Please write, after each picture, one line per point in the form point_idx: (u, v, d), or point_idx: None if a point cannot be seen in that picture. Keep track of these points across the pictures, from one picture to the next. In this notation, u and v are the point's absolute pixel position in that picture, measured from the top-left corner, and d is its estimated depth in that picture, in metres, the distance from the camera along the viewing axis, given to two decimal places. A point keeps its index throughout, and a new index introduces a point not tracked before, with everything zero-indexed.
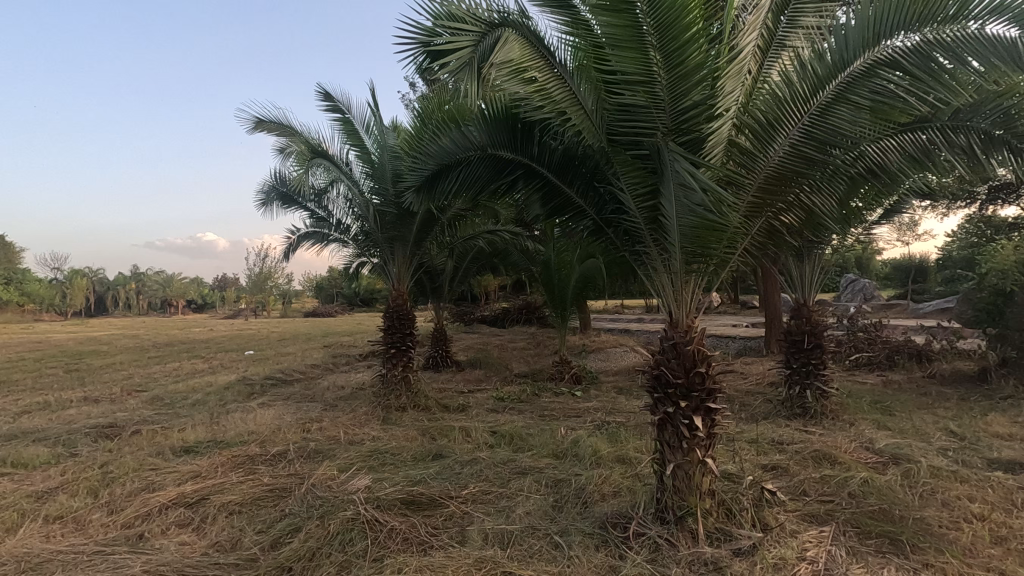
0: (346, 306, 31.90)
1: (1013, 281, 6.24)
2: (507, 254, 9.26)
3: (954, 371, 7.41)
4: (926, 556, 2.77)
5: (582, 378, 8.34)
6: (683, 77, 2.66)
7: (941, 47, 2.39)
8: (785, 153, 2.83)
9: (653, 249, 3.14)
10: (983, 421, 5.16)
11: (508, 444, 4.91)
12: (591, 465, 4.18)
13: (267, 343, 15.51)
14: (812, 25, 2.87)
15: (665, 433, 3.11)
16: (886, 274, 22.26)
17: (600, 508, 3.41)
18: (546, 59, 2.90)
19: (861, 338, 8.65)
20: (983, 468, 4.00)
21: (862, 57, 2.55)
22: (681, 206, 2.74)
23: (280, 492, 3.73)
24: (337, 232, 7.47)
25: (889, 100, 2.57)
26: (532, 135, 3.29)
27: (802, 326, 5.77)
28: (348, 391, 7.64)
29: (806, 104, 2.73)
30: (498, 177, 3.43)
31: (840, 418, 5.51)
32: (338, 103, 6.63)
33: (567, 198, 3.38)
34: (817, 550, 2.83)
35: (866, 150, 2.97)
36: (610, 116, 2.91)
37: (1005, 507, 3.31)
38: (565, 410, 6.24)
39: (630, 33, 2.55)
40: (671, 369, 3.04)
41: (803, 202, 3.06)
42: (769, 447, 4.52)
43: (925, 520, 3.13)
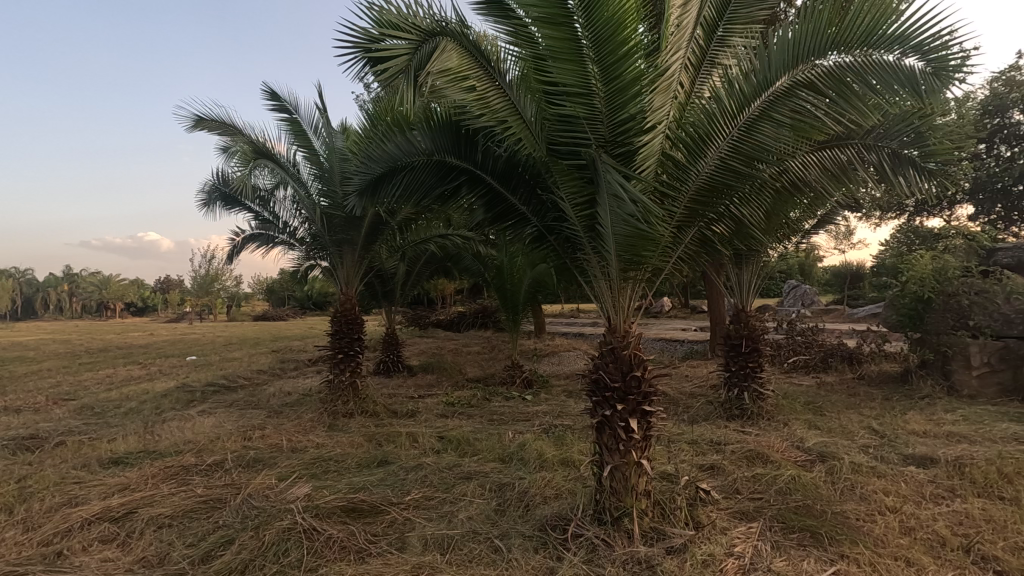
0: (297, 308, 31.09)
1: (931, 288, 6.75)
2: (460, 258, 9.25)
3: (880, 372, 7.88)
4: (842, 547, 2.95)
5: (534, 382, 8.41)
6: (620, 90, 2.76)
7: (852, 72, 2.61)
8: (715, 166, 2.94)
9: (592, 257, 3.21)
10: (903, 420, 5.51)
11: (454, 448, 4.91)
12: (535, 468, 4.24)
13: (211, 348, 14.94)
14: (740, 44, 3.00)
15: (604, 436, 3.20)
16: (825, 281, 23.41)
17: (541, 511, 3.47)
18: (485, 68, 2.94)
19: (798, 342, 9.08)
20: (899, 463, 4.28)
21: (783, 77, 2.71)
22: (615, 216, 2.81)
23: (214, 503, 3.61)
24: (283, 234, 7.27)
25: (808, 119, 2.74)
26: (476, 142, 3.32)
27: (740, 331, 6.03)
28: (295, 398, 7.45)
29: (735, 120, 2.85)
30: (443, 183, 3.45)
31: (775, 418, 5.76)
32: (286, 102, 6.49)
33: (511, 206, 3.43)
34: (744, 546, 2.97)
35: (789, 165, 3.15)
36: (551, 126, 2.98)
37: (916, 500, 3.55)
38: (514, 415, 6.28)
39: (568, 45, 2.65)
40: (609, 372, 3.14)
41: (732, 214, 3.19)
42: (707, 448, 4.70)
43: (843, 514, 3.34)
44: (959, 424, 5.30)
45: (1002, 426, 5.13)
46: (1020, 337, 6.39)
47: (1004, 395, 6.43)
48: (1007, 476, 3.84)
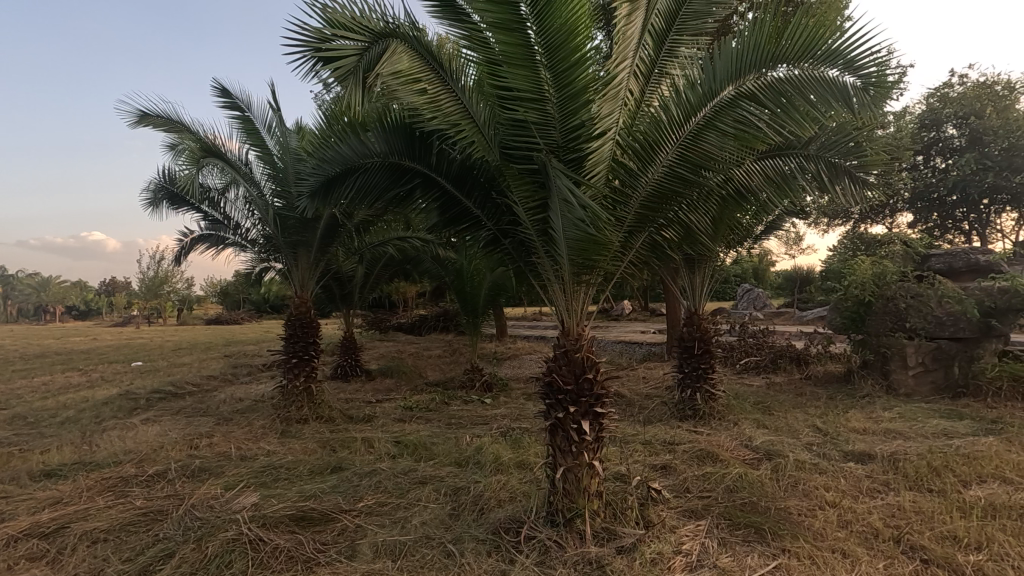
0: (253, 312, 30.16)
1: (871, 292, 7.15)
2: (420, 260, 9.18)
3: (826, 372, 8.23)
4: (784, 542, 3.06)
5: (494, 385, 8.41)
6: (571, 96, 2.80)
7: (790, 85, 2.74)
8: (663, 173, 3.01)
9: (545, 260, 3.25)
10: (845, 418, 5.76)
11: (410, 453, 4.86)
12: (491, 471, 4.24)
13: (159, 353, 14.32)
14: (688, 54, 3.08)
15: (557, 438, 3.23)
16: (777, 285, 24.31)
17: (495, 514, 3.47)
18: (437, 72, 2.94)
19: (750, 344, 9.40)
20: (839, 460, 4.47)
21: (727, 88, 2.81)
22: (565, 220, 2.84)
23: (155, 515, 3.46)
24: (235, 235, 7.04)
25: (750, 129, 2.85)
26: (430, 144, 3.31)
27: (693, 333, 6.17)
28: (246, 404, 7.21)
29: (681, 128, 2.93)
30: (396, 185, 3.42)
31: (725, 418, 5.94)
32: (237, 100, 6.31)
33: (465, 209, 3.43)
34: (692, 543, 3.05)
35: (734, 173, 3.26)
36: (505, 130, 3.00)
37: (853, 494, 3.72)
38: (472, 418, 6.27)
39: (521, 51, 2.67)
40: (562, 375, 3.17)
41: (681, 219, 3.28)
42: (661, 448, 4.81)
43: (786, 510, 3.47)
44: (895, 421, 5.59)
45: (933, 422, 5.43)
46: (952, 338, 6.74)
47: (937, 393, 6.80)
48: (936, 469, 4.07)
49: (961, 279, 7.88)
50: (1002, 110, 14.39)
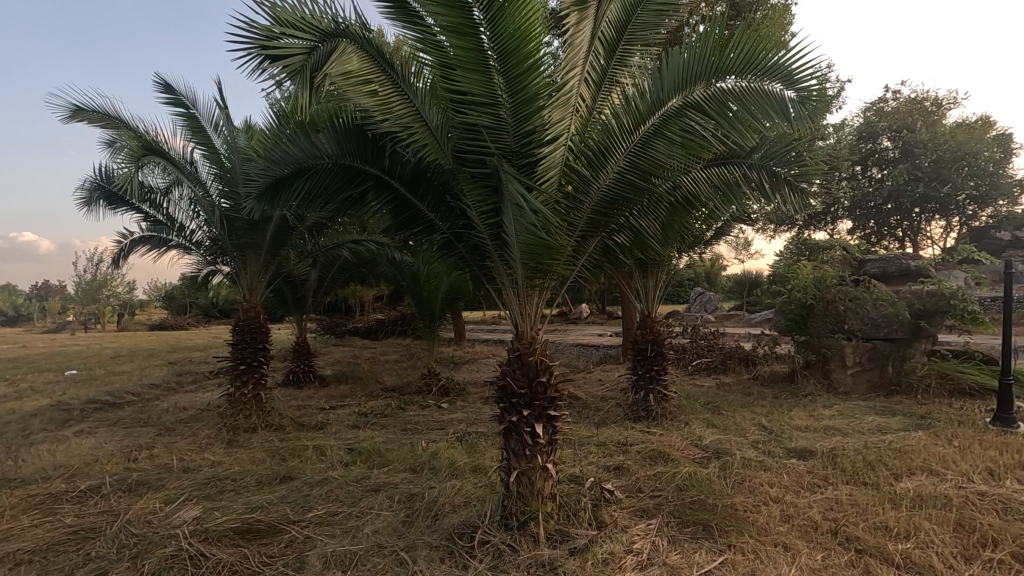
0: (201, 317, 28.95)
1: (812, 295, 7.49)
2: (376, 264, 9.04)
3: (772, 372, 8.55)
4: (730, 537, 3.16)
5: (450, 390, 8.36)
6: (523, 102, 2.82)
7: (733, 97, 2.85)
8: (614, 179, 3.08)
9: (499, 264, 3.25)
10: (788, 416, 6.01)
11: (364, 460, 4.77)
12: (447, 476, 4.21)
13: (96, 361, 13.54)
14: (637, 64, 3.15)
15: (511, 442, 3.24)
16: (728, 289, 25.16)
17: (449, 520, 3.44)
18: (388, 74, 2.91)
19: (701, 346, 9.69)
20: (783, 456, 4.66)
21: (674, 98, 2.90)
22: (518, 224, 2.86)
23: (86, 533, 3.27)
24: (178, 237, 6.75)
25: (696, 138, 2.95)
26: (383, 147, 3.27)
27: (646, 335, 6.29)
28: (191, 413, 6.91)
29: (631, 136, 3.00)
30: (348, 187, 3.37)
31: (677, 418, 6.09)
32: (182, 97, 6.07)
33: (419, 212, 3.40)
34: (643, 542, 3.11)
35: (682, 180, 3.37)
36: (458, 134, 3.00)
37: (795, 489, 3.88)
38: (428, 423, 6.21)
39: (474, 56, 2.68)
40: (516, 379, 3.18)
41: (632, 225, 3.35)
42: (615, 449, 4.88)
43: (732, 506, 3.58)
44: (835, 418, 5.86)
45: (869, 419, 5.73)
46: (886, 338, 7.14)
47: (873, 391, 7.17)
48: (870, 463, 4.29)
49: (894, 284, 8.34)
50: (930, 125, 15.42)
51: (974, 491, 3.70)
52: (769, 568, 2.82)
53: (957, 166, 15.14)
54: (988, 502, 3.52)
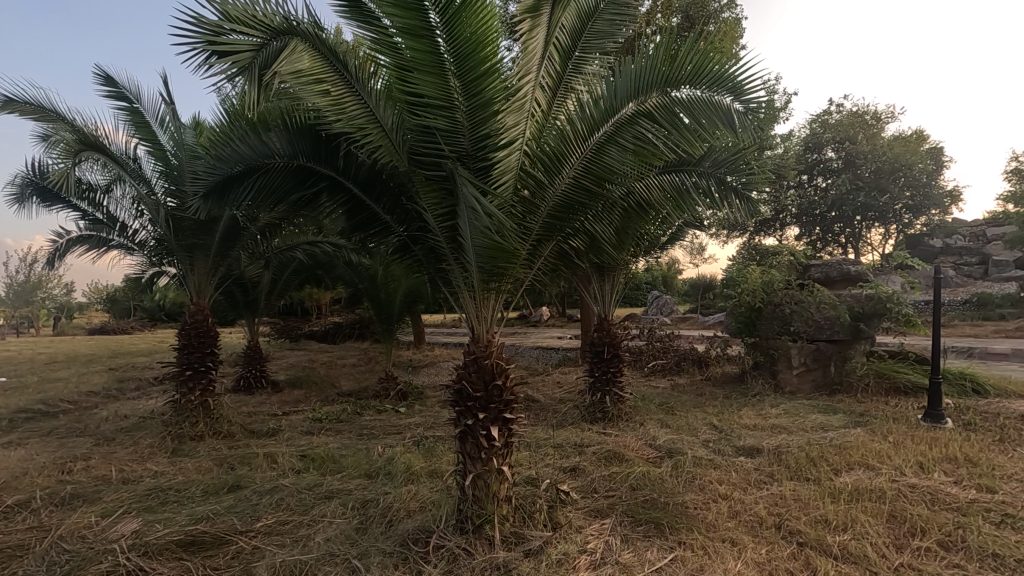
0: (146, 320, 27.65)
1: (760, 298, 7.74)
2: (333, 265, 8.85)
3: (723, 372, 8.83)
4: (680, 535, 3.25)
5: (409, 394, 8.26)
6: (479, 106, 2.83)
7: (684, 106, 2.94)
8: (569, 184, 3.12)
9: (455, 266, 3.25)
10: (738, 416, 6.22)
11: (317, 467, 4.66)
12: (402, 482, 4.15)
13: (28, 367, 12.74)
14: (593, 72, 3.22)
15: (466, 445, 3.23)
16: (683, 292, 25.83)
17: (404, 525, 3.40)
18: (342, 74, 2.86)
19: (657, 348, 9.93)
20: (731, 455, 4.82)
21: (627, 106, 2.98)
22: (473, 228, 2.86)
23: (13, 551, 3.07)
24: (121, 237, 6.44)
25: (648, 145, 3.03)
26: (337, 147, 3.22)
27: (603, 337, 6.38)
28: (133, 422, 6.59)
29: (585, 142, 3.05)
30: (301, 187, 3.30)
31: (632, 419, 6.20)
32: (124, 90, 5.80)
33: (374, 214, 3.37)
34: (596, 542, 3.16)
35: (634, 187, 3.46)
36: (413, 136, 2.99)
37: (743, 486, 4.02)
38: (385, 428, 6.12)
39: (430, 58, 2.66)
40: (472, 382, 3.18)
41: (586, 229, 3.40)
42: (571, 451, 4.94)
43: (683, 504, 3.68)
44: (781, 417, 6.11)
45: (812, 417, 6.00)
46: (829, 340, 7.46)
47: (816, 390, 7.50)
48: (813, 459, 4.49)
49: (836, 287, 8.76)
50: (870, 137, 16.27)
51: (906, 484, 3.92)
52: (717, 563, 2.92)
53: (894, 176, 16.09)
54: (918, 494, 3.74)
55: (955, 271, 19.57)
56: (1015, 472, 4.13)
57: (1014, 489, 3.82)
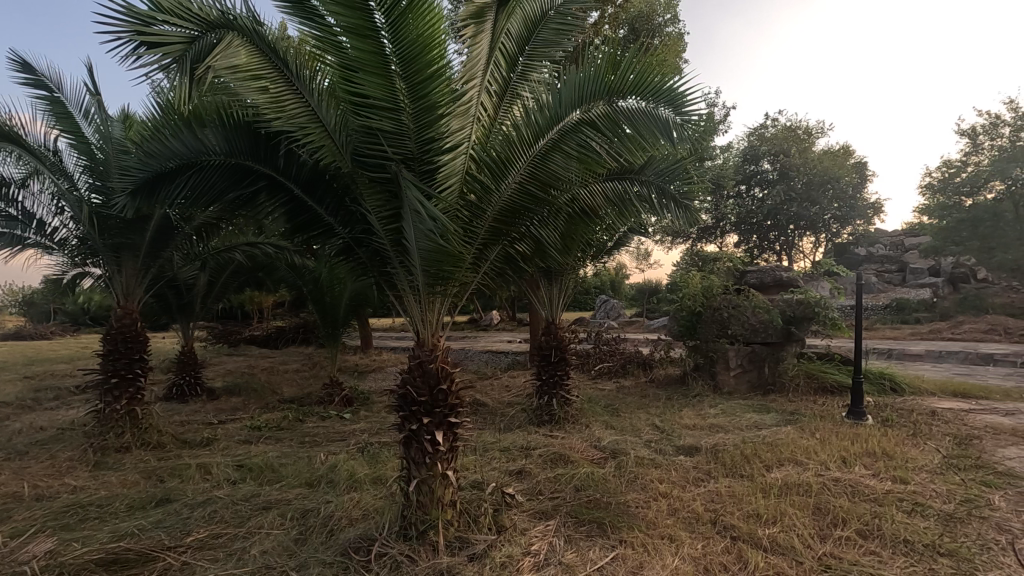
0: (68, 325, 25.79)
1: (700, 303, 8.08)
2: (275, 267, 8.55)
3: (666, 374, 9.11)
4: (622, 533, 3.33)
5: (354, 400, 8.07)
6: (426, 109, 2.81)
7: (625, 116, 3.05)
8: (514, 189, 3.15)
9: (399, 270, 3.21)
10: (679, 416, 6.44)
11: (254, 477, 4.48)
12: (345, 490, 4.06)
13: None
14: (537, 80, 3.28)
15: (411, 450, 3.20)
16: (630, 296, 26.48)
17: (345, 534, 3.32)
18: (282, 71, 2.80)
19: (603, 351, 10.14)
20: (672, 454, 4.98)
21: (571, 114, 3.06)
22: (417, 231, 2.84)
23: None
24: (39, 235, 6.00)
25: (591, 153, 3.11)
26: (277, 146, 3.14)
27: (551, 341, 6.46)
28: (50, 434, 6.13)
29: (531, 148, 3.09)
30: (237, 186, 3.19)
31: (578, 421, 6.31)
32: (44, 78, 5.42)
33: (315, 215, 3.29)
34: (540, 544, 3.19)
35: (578, 193, 3.54)
36: (357, 137, 2.94)
37: (682, 484, 4.17)
38: (328, 435, 5.95)
39: (376, 59, 2.63)
40: (417, 387, 3.15)
41: (532, 234, 3.44)
42: (517, 454, 4.97)
43: (625, 503, 3.77)
44: (718, 417, 6.36)
45: (747, 416, 6.28)
46: (763, 343, 7.83)
47: (752, 390, 7.86)
48: (747, 456, 4.71)
49: (770, 293, 9.22)
50: (802, 151, 17.26)
51: (830, 477, 4.18)
52: (655, 560, 3.01)
53: (824, 189, 17.12)
54: (841, 487, 3.98)
55: (877, 278, 20.99)
56: (925, 464, 4.47)
57: (924, 479, 4.14)
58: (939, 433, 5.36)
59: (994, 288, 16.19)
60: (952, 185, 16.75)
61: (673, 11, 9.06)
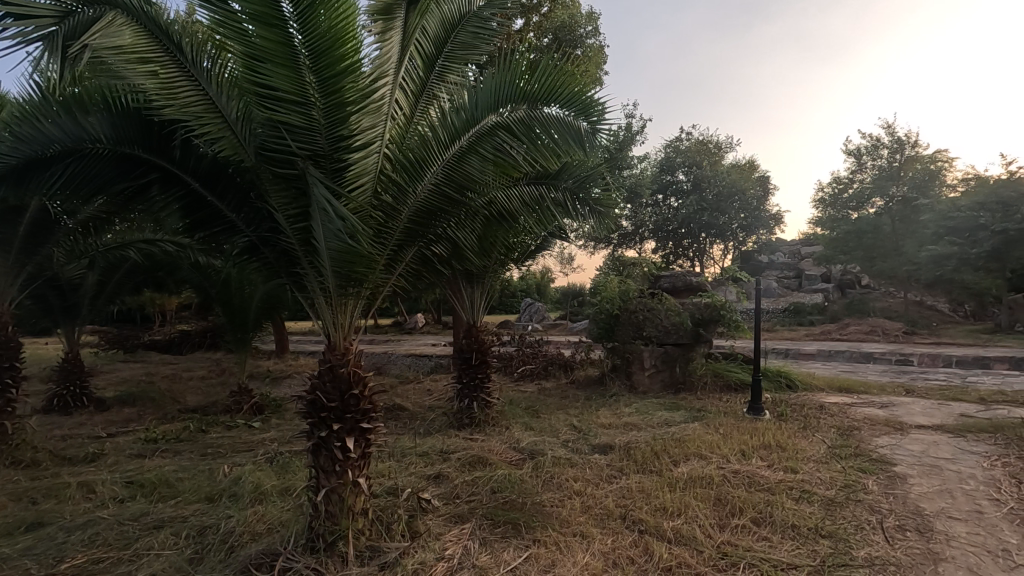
0: None
1: (617, 305, 8.38)
2: (176, 266, 7.96)
3: (586, 376, 9.36)
4: (536, 533, 3.37)
5: (265, 407, 7.65)
6: (337, 104, 2.69)
7: (539, 122, 3.14)
8: (430, 190, 3.11)
9: (308, 271, 3.07)
10: (596, 416, 6.63)
11: (146, 494, 4.13)
12: (249, 502, 3.83)
13: None
14: (454, 81, 3.29)
15: (319, 459, 3.08)
16: (555, 299, 27.00)
17: (247, 550, 3.13)
18: (174, 55, 2.63)
19: (526, 353, 10.26)
20: (587, 453, 5.12)
21: (486, 118, 3.09)
22: (326, 231, 2.73)
23: None
24: None
25: (506, 157, 3.15)
26: (173, 136, 2.94)
27: (471, 344, 6.44)
28: None
29: (447, 150, 3.08)
30: (126, 178, 2.94)
31: (498, 424, 6.33)
32: None
33: (216, 211, 3.10)
34: (455, 548, 3.17)
35: (496, 197, 3.58)
36: (263, 131, 2.77)
37: (595, 481, 4.29)
38: (234, 445, 5.61)
39: (283, 50, 2.50)
40: (326, 392, 3.03)
41: (448, 237, 3.42)
42: (435, 458, 4.91)
43: (540, 503, 3.83)
44: (633, 415, 6.62)
45: (659, 414, 6.58)
46: (674, 344, 8.24)
47: (665, 389, 8.25)
48: (656, 452, 4.93)
49: (681, 296, 9.73)
50: (713, 164, 18.41)
51: (730, 470, 4.46)
52: (567, 558, 3.06)
53: (732, 200, 18.35)
54: (739, 478, 4.26)
55: (777, 283, 22.75)
56: (812, 454, 4.88)
57: (811, 468, 4.51)
58: (826, 425, 5.87)
59: (875, 295, 17.97)
60: (841, 199, 18.49)
61: (594, 24, 9.39)
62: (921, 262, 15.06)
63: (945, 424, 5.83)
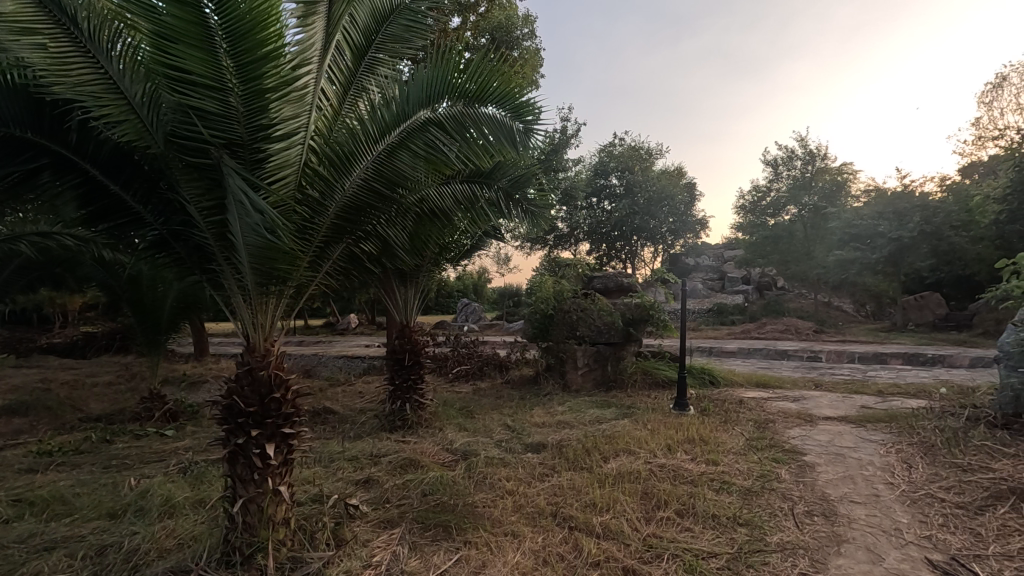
0: None
1: (551, 305, 8.49)
2: (77, 262, 7.29)
3: (521, 375, 9.42)
4: (466, 534, 3.34)
5: (180, 414, 7.15)
6: (256, 92, 2.53)
7: (472, 119, 3.11)
8: (358, 186, 3.01)
9: (225, 268, 2.89)
10: (530, 415, 6.67)
11: (36, 513, 3.74)
12: (158, 517, 3.56)
13: None
14: (384, 75, 3.26)
15: (237, 467, 2.90)
16: (492, 299, 27.04)
17: (153, 568, 2.89)
18: (69, 29, 2.38)
19: (461, 354, 10.19)
20: (520, 452, 5.13)
21: (418, 113, 3.03)
22: (243, 226, 2.56)
23: None
24: None
25: (437, 154, 3.11)
26: (67, 119, 2.69)
27: (404, 345, 6.30)
28: None
29: (376, 144, 2.99)
30: (10, 161, 2.67)
31: (432, 425, 6.24)
32: None
33: (118, 201, 2.86)
34: (383, 554, 3.08)
35: (427, 195, 3.62)
36: (173, 118, 2.57)
37: (527, 480, 4.32)
38: (143, 456, 5.19)
39: (196, 29, 2.31)
40: (245, 397, 2.86)
41: (378, 234, 3.35)
42: (365, 461, 4.77)
43: (472, 504, 3.79)
44: (566, 413, 6.72)
45: (591, 412, 6.71)
46: (606, 343, 8.44)
47: (597, 387, 8.43)
48: (587, 449, 5.03)
49: (613, 296, 10.00)
50: (644, 169, 19.08)
51: (656, 464, 4.61)
52: (497, 558, 3.05)
53: (661, 204, 19.08)
54: (665, 472, 4.41)
55: (703, 285, 23.88)
56: (732, 446, 5.14)
57: (731, 460, 4.75)
58: (745, 419, 6.20)
59: (789, 296, 19.26)
60: (760, 207, 19.66)
61: (531, 26, 9.48)
62: (829, 266, 16.28)
63: (849, 416, 6.31)
